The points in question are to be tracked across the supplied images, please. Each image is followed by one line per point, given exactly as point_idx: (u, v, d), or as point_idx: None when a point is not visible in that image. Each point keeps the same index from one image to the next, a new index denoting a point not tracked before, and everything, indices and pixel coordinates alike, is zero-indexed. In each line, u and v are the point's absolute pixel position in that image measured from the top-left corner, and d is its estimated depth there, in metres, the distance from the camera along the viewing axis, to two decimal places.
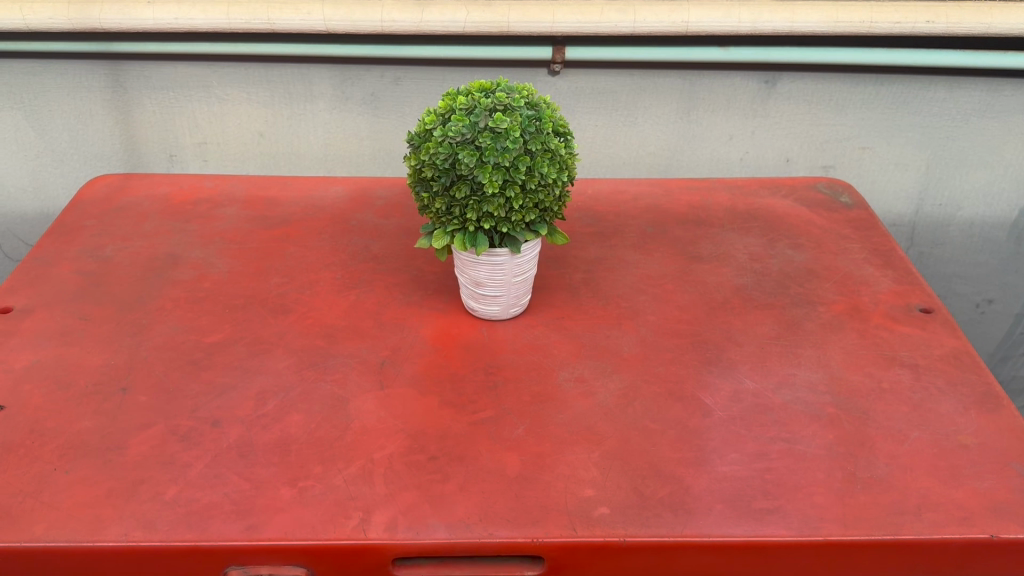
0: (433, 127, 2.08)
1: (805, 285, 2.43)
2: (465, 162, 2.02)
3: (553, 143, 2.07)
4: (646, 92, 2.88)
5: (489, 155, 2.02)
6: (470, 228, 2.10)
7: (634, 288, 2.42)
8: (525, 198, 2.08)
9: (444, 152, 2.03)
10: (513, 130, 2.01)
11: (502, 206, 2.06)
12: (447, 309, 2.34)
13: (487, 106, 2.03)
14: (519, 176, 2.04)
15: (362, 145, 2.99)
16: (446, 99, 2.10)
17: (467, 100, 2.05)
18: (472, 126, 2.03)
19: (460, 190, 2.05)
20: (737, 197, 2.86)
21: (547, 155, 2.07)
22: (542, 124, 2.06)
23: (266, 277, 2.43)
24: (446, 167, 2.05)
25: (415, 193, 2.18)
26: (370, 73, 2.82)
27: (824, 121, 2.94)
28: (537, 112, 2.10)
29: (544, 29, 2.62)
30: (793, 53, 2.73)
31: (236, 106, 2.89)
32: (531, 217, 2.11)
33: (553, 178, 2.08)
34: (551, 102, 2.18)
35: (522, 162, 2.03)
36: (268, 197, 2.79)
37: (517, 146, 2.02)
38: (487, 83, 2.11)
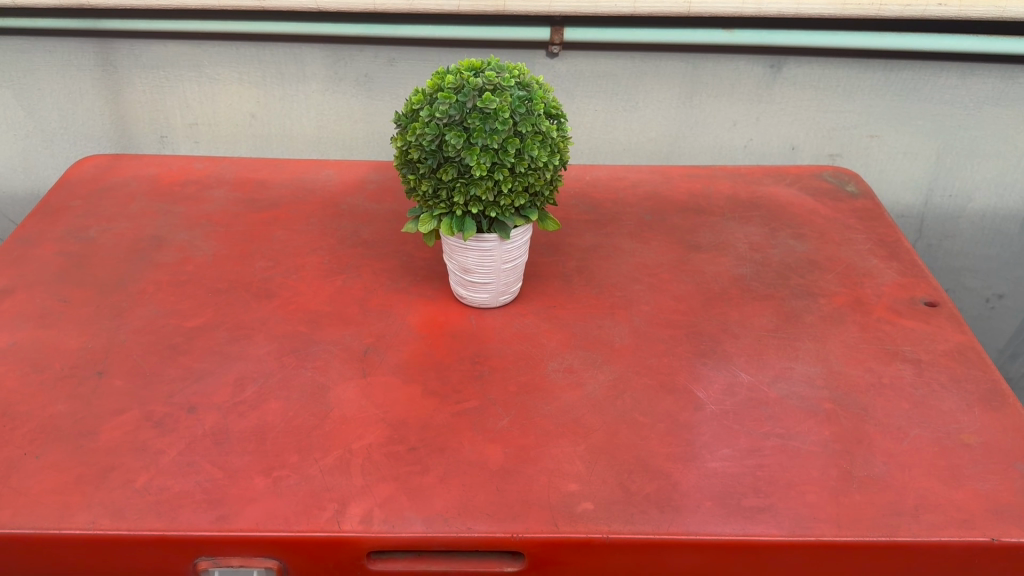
0: (421, 106, 2.02)
1: (806, 276, 2.35)
2: (452, 143, 1.96)
3: (544, 125, 2.00)
4: (647, 76, 2.80)
5: (477, 136, 1.95)
6: (457, 212, 2.03)
7: (629, 277, 2.35)
8: (514, 181, 2.01)
9: (431, 132, 1.97)
10: (502, 110, 1.95)
11: (490, 189, 2.00)
12: (435, 297, 2.27)
13: (475, 85, 1.97)
14: (508, 158, 1.97)
15: (355, 127, 2.92)
16: (434, 77, 2.03)
17: (456, 79, 1.99)
18: (459, 106, 1.97)
19: (446, 171, 1.99)
20: (739, 185, 2.78)
21: (537, 137, 2.01)
22: (533, 105, 2.00)
23: (251, 261, 2.37)
24: (433, 148, 1.99)
25: (402, 175, 2.11)
26: (363, 53, 2.75)
27: (830, 107, 2.85)
28: (529, 93, 2.03)
29: (542, 9, 2.54)
30: (798, 36, 2.64)
31: (228, 86, 2.83)
32: (520, 201, 2.04)
33: (543, 161, 2.01)
34: (545, 81, 2.11)
35: (511, 144, 1.96)
36: (258, 180, 2.73)
37: (505, 126, 1.96)
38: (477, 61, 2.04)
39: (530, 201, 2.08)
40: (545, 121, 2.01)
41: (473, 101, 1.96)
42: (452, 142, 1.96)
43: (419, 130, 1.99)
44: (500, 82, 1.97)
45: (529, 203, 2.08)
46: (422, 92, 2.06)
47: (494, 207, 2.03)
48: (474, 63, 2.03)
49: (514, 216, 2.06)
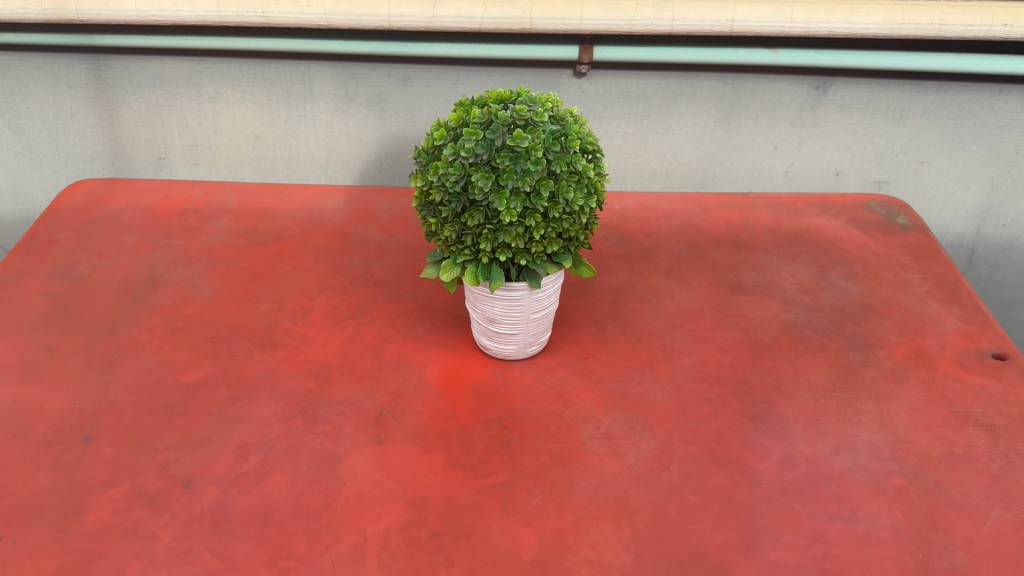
0: (443, 143, 1.82)
1: (861, 323, 2.15)
2: (478, 184, 1.76)
3: (579, 163, 1.80)
4: (682, 97, 2.59)
5: (506, 177, 1.76)
6: (483, 259, 1.82)
7: (667, 323, 2.15)
8: (547, 226, 1.81)
9: (455, 171, 1.77)
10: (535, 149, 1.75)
11: (520, 235, 1.79)
12: (456, 346, 2.07)
13: (504, 119, 1.77)
14: (540, 201, 1.77)
15: (366, 150, 2.71)
16: (459, 111, 1.83)
17: (482, 112, 1.79)
18: (486, 143, 1.77)
19: (472, 215, 1.79)
20: (782, 216, 2.56)
21: (572, 177, 1.81)
22: (568, 142, 1.80)
23: (255, 304, 2.17)
24: (457, 189, 1.79)
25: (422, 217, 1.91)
26: (376, 72, 2.55)
27: (879, 131, 2.63)
28: (563, 127, 1.83)
29: (572, 27, 2.32)
30: (848, 56, 2.42)
31: (230, 105, 2.63)
32: (553, 248, 1.83)
33: (579, 204, 1.81)
34: (579, 114, 1.91)
35: (543, 186, 1.76)
36: (262, 209, 2.53)
37: (538, 166, 1.76)
38: (505, 92, 1.84)
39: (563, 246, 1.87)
40: (581, 160, 1.80)
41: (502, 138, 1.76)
42: (479, 184, 1.76)
43: (442, 169, 1.79)
44: (532, 117, 1.78)
45: (563, 248, 1.87)
46: (445, 127, 1.86)
47: (524, 254, 1.82)
48: (501, 95, 1.84)
49: (546, 263, 1.85)
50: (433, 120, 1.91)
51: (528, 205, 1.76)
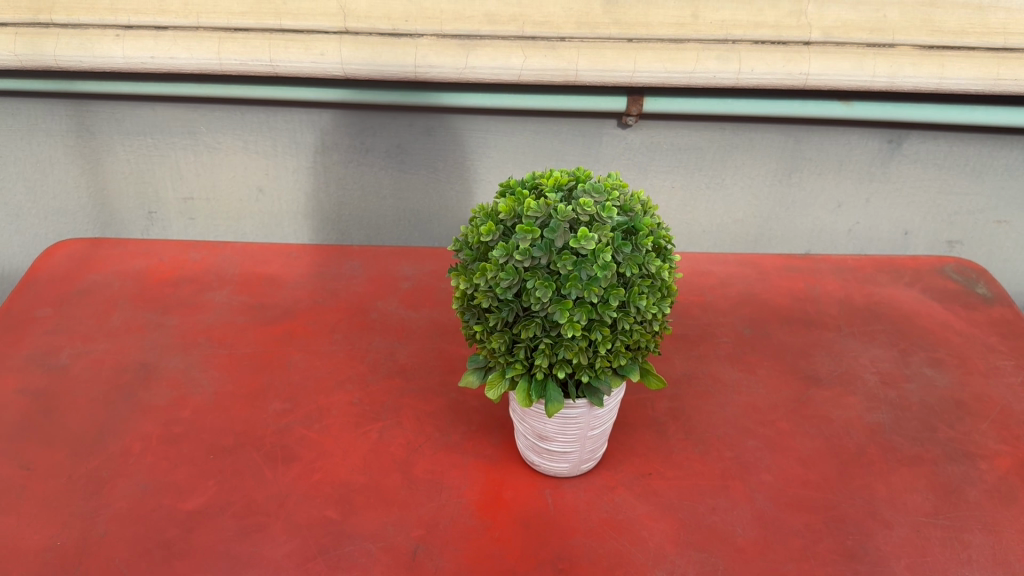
0: (491, 239, 1.54)
1: (956, 428, 1.89)
2: (535, 292, 1.47)
3: (653, 263, 1.52)
4: (739, 149, 2.30)
5: (568, 283, 1.47)
6: (538, 376, 1.53)
7: (736, 427, 1.87)
8: (614, 337, 1.52)
9: (507, 275, 1.49)
10: (602, 250, 1.47)
11: (583, 349, 1.51)
12: (498, 457, 1.78)
13: (564, 213, 1.49)
14: (607, 310, 1.49)
15: (383, 205, 2.42)
16: (509, 199, 1.56)
17: (538, 204, 1.51)
18: (544, 242, 1.49)
19: (527, 326, 1.50)
20: (850, 284, 2.30)
21: (644, 280, 1.53)
22: (640, 239, 1.52)
23: (262, 403, 1.88)
24: (509, 296, 1.50)
25: (463, 321, 1.62)
26: (397, 121, 2.27)
27: (955, 189, 2.37)
28: (631, 219, 1.56)
29: (624, 79, 2.06)
30: (930, 110, 2.16)
31: (229, 155, 2.34)
32: (621, 362, 1.54)
33: (652, 311, 1.52)
34: (647, 199, 1.63)
35: (612, 293, 1.48)
36: (267, 275, 2.23)
37: (606, 270, 1.48)
38: (563, 178, 1.57)
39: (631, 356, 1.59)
40: (655, 259, 1.53)
41: (563, 236, 1.48)
42: (536, 291, 1.48)
43: (490, 270, 1.51)
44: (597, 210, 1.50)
45: (630, 358, 1.58)
46: (491, 217, 1.58)
47: (587, 369, 1.53)
48: (558, 181, 1.56)
49: (612, 378, 1.56)
50: (476, 207, 1.63)
51: (594, 316, 1.48)
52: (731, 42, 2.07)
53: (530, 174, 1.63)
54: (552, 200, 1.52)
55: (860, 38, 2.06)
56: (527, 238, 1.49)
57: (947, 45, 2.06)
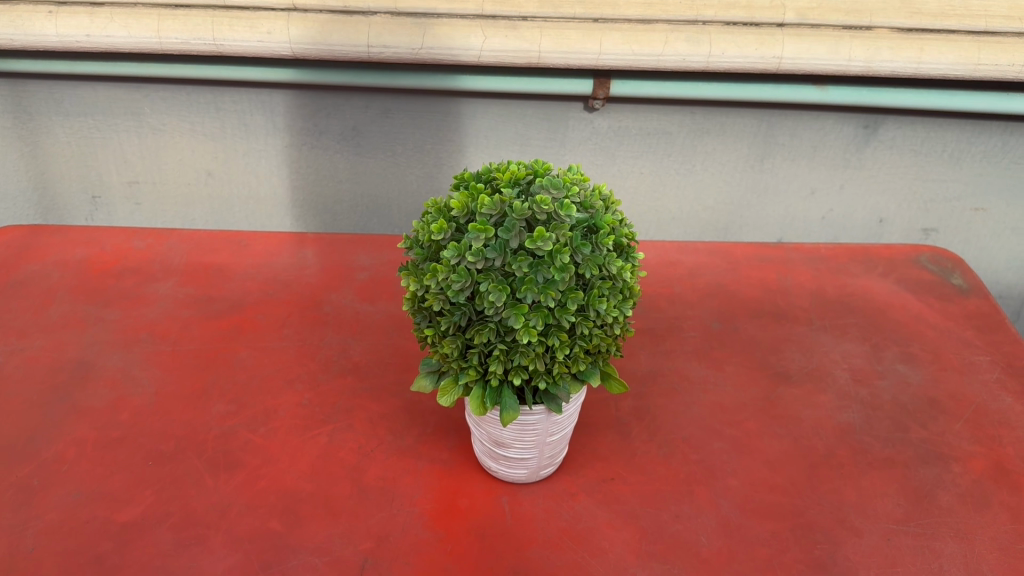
0: (442, 237, 1.45)
1: (927, 428, 1.83)
2: (488, 295, 1.38)
3: (613, 263, 1.44)
4: (710, 134, 2.21)
5: (524, 286, 1.39)
6: (493, 383, 1.44)
7: (703, 427, 1.80)
8: (573, 342, 1.44)
9: (459, 277, 1.40)
10: (559, 251, 1.38)
11: (540, 355, 1.42)
12: (453, 462, 1.69)
13: (520, 210, 1.40)
14: (565, 314, 1.40)
15: (339, 190, 2.31)
16: (462, 195, 1.46)
17: (492, 201, 1.42)
18: (498, 242, 1.40)
19: (481, 331, 1.41)
20: (823, 275, 2.23)
21: (604, 281, 1.44)
22: (600, 237, 1.43)
23: (205, 404, 1.78)
24: (461, 299, 1.41)
25: (415, 323, 1.53)
26: (352, 102, 2.15)
27: (932, 176, 2.30)
28: (590, 216, 1.47)
29: (589, 62, 1.96)
30: (906, 95, 2.08)
31: (175, 138, 2.22)
32: (580, 368, 1.46)
33: (612, 314, 1.44)
34: (609, 195, 1.55)
35: (570, 296, 1.40)
36: (215, 266, 2.13)
37: (563, 272, 1.39)
38: (519, 172, 1.48)
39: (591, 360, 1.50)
40: (615, 259, 1.44)
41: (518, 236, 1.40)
42: (489, 294, 1.39)
43: (441, 272, 1.42)
44: (555, 208, 1.41)
45: (590, 363, 1.50)
46: (443, 213, 1.49)
47: (544, 376, 1.45)
48: (514, 176, 1.47)
49: (571, 384, 1.48)
50: (427, 202, 1.54)
51: (551, 320, 1.39)
52: (701, 24, 1.98)
53: (485, 167, 1.54)
54: (507, 196, 1.43)
55: (836, 20, 1.98)
56: (480, 237, 1.40)
57: (927, 28, 1.98)
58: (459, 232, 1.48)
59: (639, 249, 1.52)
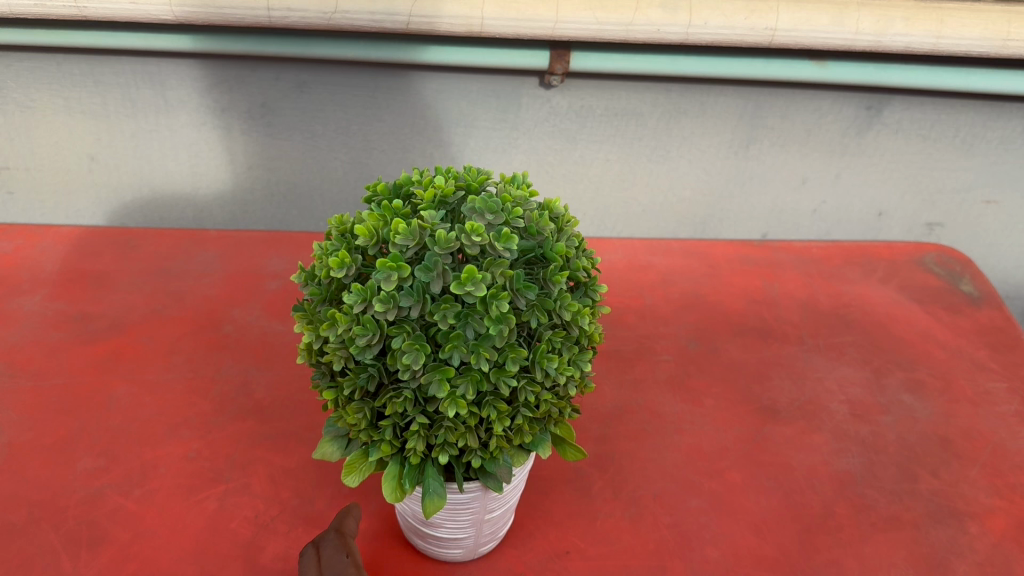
0: (344, 274, 1.08)
1: (940, 476, 1.54)
2: (400, 355, 1.01)
3: (567, 308, 1.07)
4: (688, 115, 1.88)
5: (448, 342, 1.02)
6: (413, 461, 1.08)
7: (677, 480, 1.50)
8: (514, 410, 1.08)
9: (362, 330, 1.03)
10: (494, 296, 1.01)
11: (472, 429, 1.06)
12: (371, 534, 1.37)
13: (443, 242, 1.03)
14: (504, 378, 1.04)
15: (252, 179, 1.97)
16: (370, 218, 1.09)
17: (408, 229, 1.05)
18: (415, 284, 1.03)
19: (392, 400, 1.05)
20: (814, 280, 1.95)
21: (556, 331, 1.07)
22: (549, 274, 1.06)
23: (64, 455, 1.43)
24: (368, 357, 1.04)
25: (316, 379, 1.16)
26: (260, 74, 1.79)
27: (941, 164, 1.99)
28: (539, 245, 1.10)
29: (543, 32, 1.62)
30: (918, 74, 1.77)
31: (49, 116, 1.83)
32: (525, 442, 1.10)
33: (566, 374, 1.08)
34: (563, 213, 1.18)
35: (510, 353, 1.03)
36: (97, 271, 1.83)
37: (501, 324, 1.02)
38: (446, 187, 1.11)
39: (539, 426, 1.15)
40: (571, 303, 1.08)
41: (441, 276, 1.03)
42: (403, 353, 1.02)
43: (342, 321, 1.05)
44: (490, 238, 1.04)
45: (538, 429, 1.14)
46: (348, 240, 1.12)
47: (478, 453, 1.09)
48: (439, 193, 1.09)
49: (512, 457, 1.12)
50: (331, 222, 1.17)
51: (485, 387, 1.03)
52: None
53: (404, 178, 1.17)
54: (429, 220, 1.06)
55: None
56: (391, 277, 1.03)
57: None
58: (369, 266, 1.11)
59: (601, 283, 1.16)
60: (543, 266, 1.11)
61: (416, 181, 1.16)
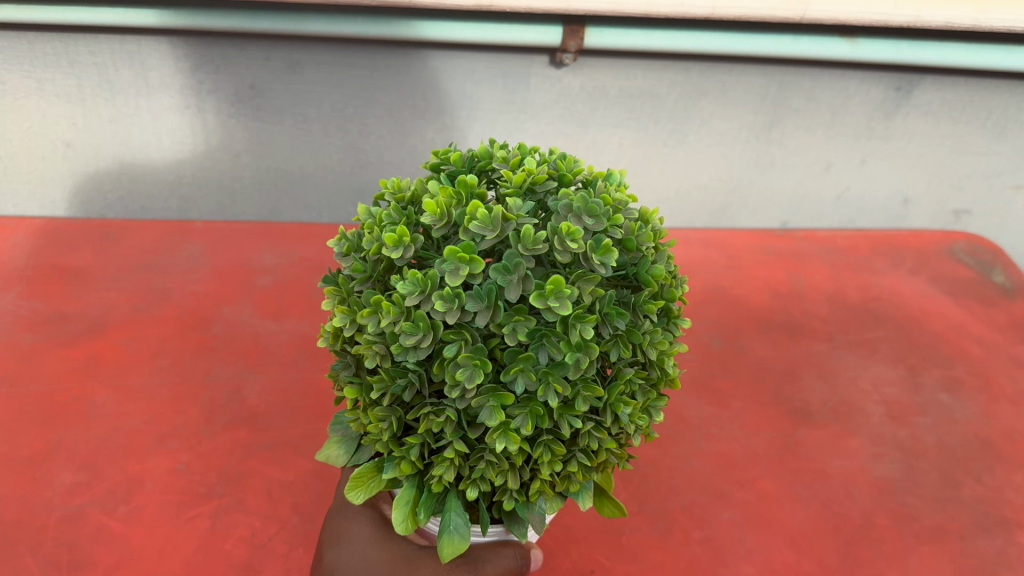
0: (398, 257, 0.80)
1: (984, 482, 1.44)
2: (452, 368, 0.76)
3: (656, 346, 0.83)
4: (708, 97, 1.76)
5: (513, 362, 0.77)
6: (434, 489, 0.84)
7: (706, 490, 1.39)
8: (569, 455, 0.84)
9: (410, 330, 0.76)
10: (581, 316, 0.76)
11: (515, 469, 0.82)
12: None
13: (529, 240, 0.77)
14: (569, 419, 0.80)
15: (242, 165, 1.84)
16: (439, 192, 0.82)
17: (488, 214, 0.79)
18: (485, 283, 0.77)
19: (428, 419, 0.79)
20: (840, 272, 1.84)
21: (635, 370, 0.84)
22: (642, 300, 0.82)
23: (42, 470, 1.30)
24: (411, 364, 0.78)
25: (333, 369, 0.91)
26: (248, 53, 1.66)
27: (970, 148, 1.89)
28: (635, 264, 0.85)
29: (558, 7, 1.51)
30: (954, 52, 1.66)
31: (19, 100, 1.70)
32: (571, 491, 0.87)
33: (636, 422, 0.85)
34: (659, 229, 0.94)
35: (582, 388, 0.79)
36: (75, 266, 1.70)
37: (579, 353, 0.78)
38: (536, 172, 0.84)
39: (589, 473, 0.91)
40: (661, 340, 0.83)
41: (524, 281, 0.76)
42: (455, 366, 0.77)
43: (384, 311, 0.79)
44: (588, 245, 0.78)
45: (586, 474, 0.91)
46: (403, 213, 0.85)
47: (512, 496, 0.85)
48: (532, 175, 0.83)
49: (549, 505, 0.88)
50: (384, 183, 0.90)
51: (547, 426, 0.79)
52: None
53: (484, 150, 0.90)
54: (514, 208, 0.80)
55: None
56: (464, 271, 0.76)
57: None
58: (426, 249, 0.85)
59: (685, 319, 0.92)
60: (631, 289, 0.86)
61: (497, 156, 0.90)
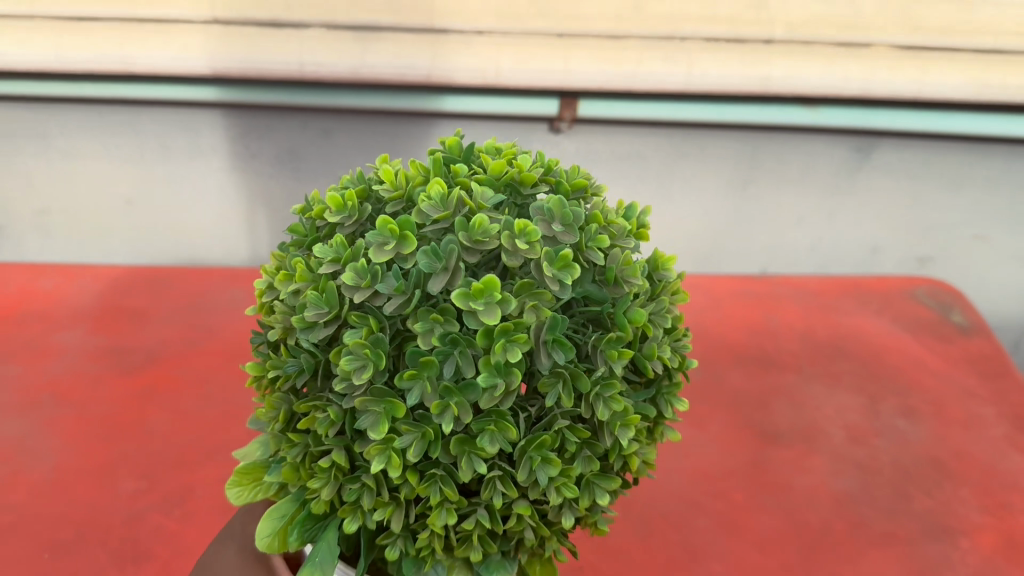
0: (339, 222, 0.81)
1: (933, 495, 1.62)
2: (343, 353, 0.70)
3: (607, 405, 0.72)
4: (690, 157, 1.99)
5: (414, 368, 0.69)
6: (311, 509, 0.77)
7: (684, 500, 1.59)
8: (470, 508, 0.73)
9: (314, 301, 0.74)
10: (511, 333, 0.68)
11: (399, 509, 0.73)
12: None
13: (441, 201, 0.75)
14: (466, 458, 0.70)
15: (279, 220, 2.09)
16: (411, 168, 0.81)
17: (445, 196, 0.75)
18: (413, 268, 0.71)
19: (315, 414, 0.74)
20: (812, 313, 2.05)
21: (577, 428, 0.73)
22: (603, 343, 0.73)
23: (109, 480, 1.52)
24: (310, 341, 0.74)
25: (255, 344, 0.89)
26: (287, 122, 1.91)
27: (929, 202, 2.10)
28: (612, 303, 0.76)
29: (555, 80, 1.78)
30: (907, 118, 1.88)
31: (89, 165, 1.97)
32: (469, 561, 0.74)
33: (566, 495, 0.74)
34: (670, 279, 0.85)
35: (489, 425, 0.69)
36: (133, 308, 1.92)
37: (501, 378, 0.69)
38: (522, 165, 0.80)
39: (504, 547, 0.78)
40: (616, 398, 0.72)
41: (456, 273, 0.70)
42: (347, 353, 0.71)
43: (298, 279, 0.77)
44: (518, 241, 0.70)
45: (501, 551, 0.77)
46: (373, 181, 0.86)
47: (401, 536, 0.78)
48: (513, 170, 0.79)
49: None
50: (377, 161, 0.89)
51: (437, 455, 0.70)
52: (679, 40, 1.77)
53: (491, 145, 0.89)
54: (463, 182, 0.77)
55: (828, 36, 1.76)
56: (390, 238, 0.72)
57: (931, 46, 1.78)
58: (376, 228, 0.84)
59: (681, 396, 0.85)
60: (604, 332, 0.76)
61: (498, 153, 0.88)
